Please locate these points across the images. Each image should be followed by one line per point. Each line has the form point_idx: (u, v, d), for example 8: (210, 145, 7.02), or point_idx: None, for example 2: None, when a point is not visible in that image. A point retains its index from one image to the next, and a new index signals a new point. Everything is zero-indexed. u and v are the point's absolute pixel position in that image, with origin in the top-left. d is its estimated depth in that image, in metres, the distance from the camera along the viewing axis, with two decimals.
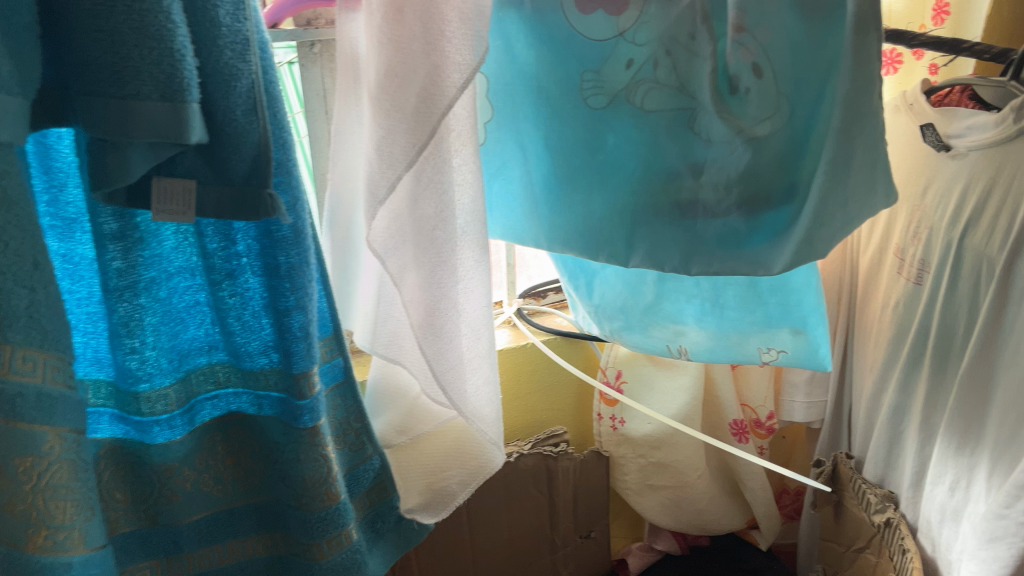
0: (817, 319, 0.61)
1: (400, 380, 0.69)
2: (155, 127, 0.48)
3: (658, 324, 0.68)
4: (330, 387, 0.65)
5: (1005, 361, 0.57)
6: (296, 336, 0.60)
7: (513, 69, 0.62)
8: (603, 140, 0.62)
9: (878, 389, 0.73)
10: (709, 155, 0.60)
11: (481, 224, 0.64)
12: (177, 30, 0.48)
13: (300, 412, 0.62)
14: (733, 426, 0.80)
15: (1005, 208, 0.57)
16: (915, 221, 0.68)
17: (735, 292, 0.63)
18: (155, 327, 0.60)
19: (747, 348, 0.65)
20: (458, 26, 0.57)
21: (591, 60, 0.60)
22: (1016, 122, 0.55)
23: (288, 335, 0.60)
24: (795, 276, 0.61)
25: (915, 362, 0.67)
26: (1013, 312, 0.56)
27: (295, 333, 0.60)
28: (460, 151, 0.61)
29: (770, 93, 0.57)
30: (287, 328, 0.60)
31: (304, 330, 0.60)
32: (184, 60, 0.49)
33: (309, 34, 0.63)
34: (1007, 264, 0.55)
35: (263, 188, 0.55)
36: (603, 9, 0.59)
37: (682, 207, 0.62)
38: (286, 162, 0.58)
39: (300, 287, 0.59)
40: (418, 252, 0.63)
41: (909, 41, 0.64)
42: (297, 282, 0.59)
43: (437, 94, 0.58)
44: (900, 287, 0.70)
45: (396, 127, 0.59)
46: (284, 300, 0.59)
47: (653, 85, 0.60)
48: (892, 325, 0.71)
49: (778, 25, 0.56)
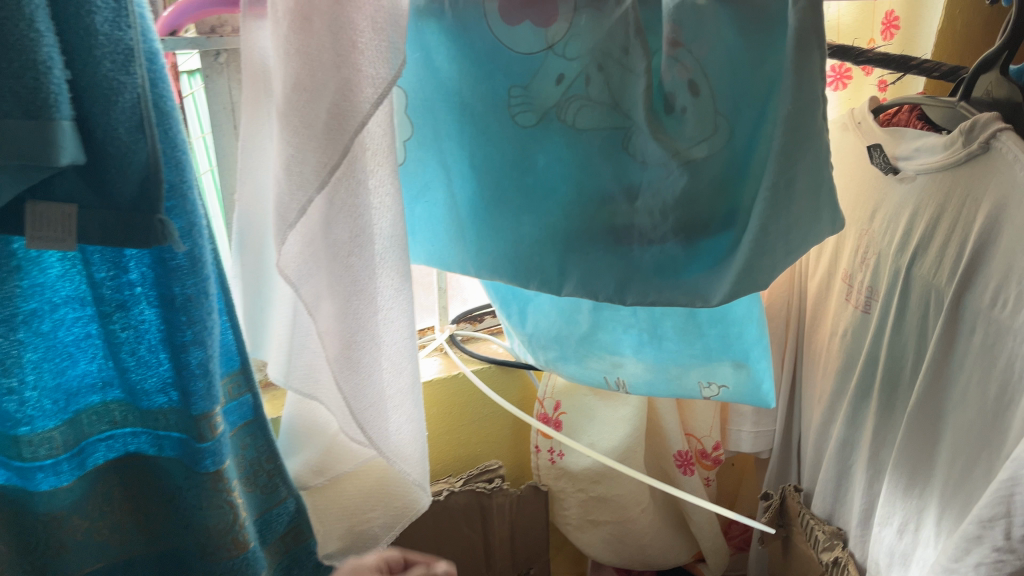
0: (759, 352, 0.57)
1: (317, 417, 0.64)
2: (17, 147, 0.43)
3: (594, 355, 0.64)
4: (237, 426, 0.60)
5: (954, 400, 0.54)
6: (194, 374, 0.55)
7: (436, 83, 0.58)
8: (532, 160, 0.58)
9: (826, 420, 0.70)
10: (644, 179, 0.56)
11: (402, 249, 0.58)
12: (42, 39, 0.43)
13: (200, 456, 0.57)
14: (677, 458, 0.77)
15: (954, 237, 0.53)
16: (863, 246, 0.64)
17: (674, 323, 0.59)
18: (36, 364, 0.54)
19: (687, 381, 0.61)
20: (372, 37, 0.53)
21: (519, 75, 0.56)
22: (966, 146, 0.52)
23: (186, 372, 0.55)
24: (735, 306, 0.57)
25: (862, 395, 0.64)
26: (962, 348, 0.53)
27: (192, 371, 0.55)
28: (376, 172, 0.56)
29: (708, 113, 0.54)
30: (185, 365, 0.55)
31: (203, 367, 0.55)
32: (51, 73, 0.43)
33: (212, 42, 0.58)
34: (956, 297, 0.52)
35: (155, 213, 0.50)
36: (530, 20, 0.55)
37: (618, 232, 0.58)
38: (181, 185, 0.52)
39: (197, 321, 0.54)
40: (333, 280, 0.58)
41: (856, 57, 0.61)
42: (195, 315, 0.54)
43: (349, 111, 0.53)
44: (848, 314, 0.66)
45: (305, 146, 0.55)
46: (179, 335, 0.54)
47: (585, 102, 0.56)
48: (839, 354, 0.67)
49: (715, 40, 0.53)
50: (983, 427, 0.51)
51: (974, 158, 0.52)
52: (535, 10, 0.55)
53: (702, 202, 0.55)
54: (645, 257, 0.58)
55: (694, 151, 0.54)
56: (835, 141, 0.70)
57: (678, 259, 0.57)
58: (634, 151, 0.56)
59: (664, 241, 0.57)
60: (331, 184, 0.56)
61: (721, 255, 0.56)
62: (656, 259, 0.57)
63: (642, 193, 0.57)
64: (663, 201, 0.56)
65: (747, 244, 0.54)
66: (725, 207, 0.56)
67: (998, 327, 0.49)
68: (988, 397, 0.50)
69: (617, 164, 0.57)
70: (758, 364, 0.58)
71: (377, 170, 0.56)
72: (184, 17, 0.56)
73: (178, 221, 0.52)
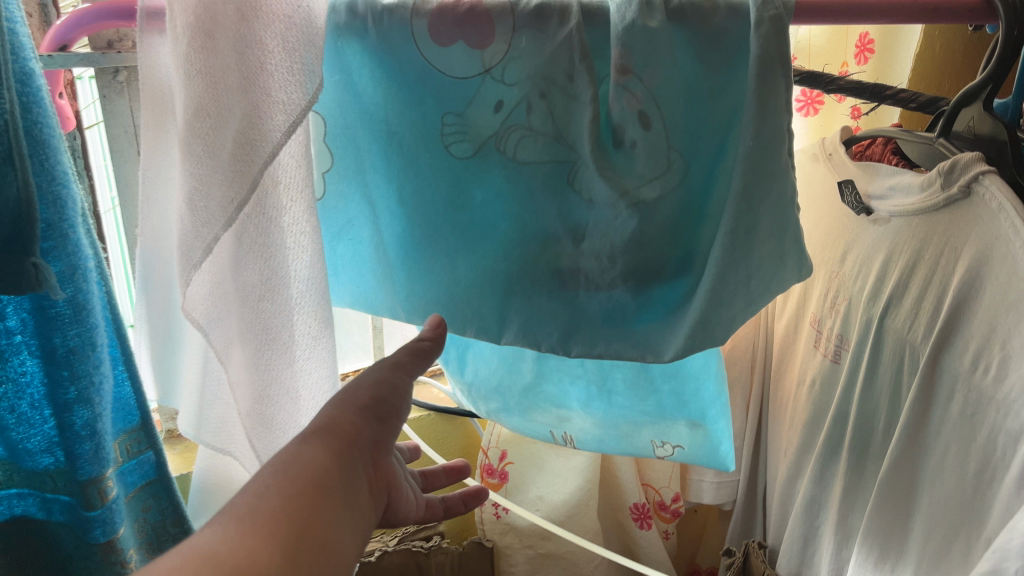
0: (717, 411, 0.53)
1: (231, 473, 0.58)
2: None
3: (539, 408, 0.58)
4: (136, 488, 0.54)
5: (930, 469, 0.49)
6: (79, 436, 0.48)
7: (359, 108, 0.52)
8: (469, 195, 0.53)
9: (793, 475, 0.64)
10: (590, 218, 0.51)
11: (322, 293, 0.52)
12: None
13: (89, 525, 0.50)
14: (633, 510, 0.72)
15: (931, 290, 0.48)
16: (833, 289, 0.59)
17: (624, 377, 0.54)
18: None
19: (639, 440, 0.56)
20: (282, 58, 0.46)
21: (452, 101, 0.51)
22: (944, 190, 0.47)
23: (69, 434, 0.48)
24: (691, 361, 0.52)
25: (831, 453, 0.59)
26: (940, 413, 0.47)
27: (76, 432, 0.48)
28: (290, 208, 0.50)
29: (660, 148, 0.48)
30: (67, 426, 0.48)
31: (90, 428, 0.48)
32: None
33: (107, 59, 0.51)
34: (934, 358, 0.47)
35: (29, 256, 0.43)
36: (464, 40, 0.49)
37: (563, 278, 0.53)
38: (59, 223, 0.46)
39: (82, 375, 0.48)
40: (244, 327, 0.52)
41: (826, 85, 0.55)
42: (79, 370, 0.47)
43: (257, 140, 0.47)
44: (817, 363, 0.61)
45: (210, 178, 0.48)
46: (60, 392, 0.47)
47: (526, 132, 0.50)
48: (807, 405, 0.62)
49: (669, 66, 0.47)
50: (962, 505, 0.45)
51: (954, 203, 0.47)
52: (469, 29, 0.49)
53: (653, 246, 0.50)
54: (592, 306, 0.52)
55: (646, 190, 0.49)
56: (806, 172, 0.65)
57: (629, 308, 0.52)
58: (578, 188, 0.51)
59: (614, 288, 0.52)
60: (241, 220, 0.49)
61: (676, 306, 0.51)
62: (604, 308, 0.52)
63: (589, 235, 0.51)
64: (610, 245, 0.50)
65: (703, 297, 0.49)
66: (680, 252, 0.50)
67: (979, 396, 0.44)
68: (967, 472, 0.45)
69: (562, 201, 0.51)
70: (715, 424, 0.53)
71: (293, 205, 0.50)
72: (76, 29, 0.49)
73: (57, 265, 0.46)
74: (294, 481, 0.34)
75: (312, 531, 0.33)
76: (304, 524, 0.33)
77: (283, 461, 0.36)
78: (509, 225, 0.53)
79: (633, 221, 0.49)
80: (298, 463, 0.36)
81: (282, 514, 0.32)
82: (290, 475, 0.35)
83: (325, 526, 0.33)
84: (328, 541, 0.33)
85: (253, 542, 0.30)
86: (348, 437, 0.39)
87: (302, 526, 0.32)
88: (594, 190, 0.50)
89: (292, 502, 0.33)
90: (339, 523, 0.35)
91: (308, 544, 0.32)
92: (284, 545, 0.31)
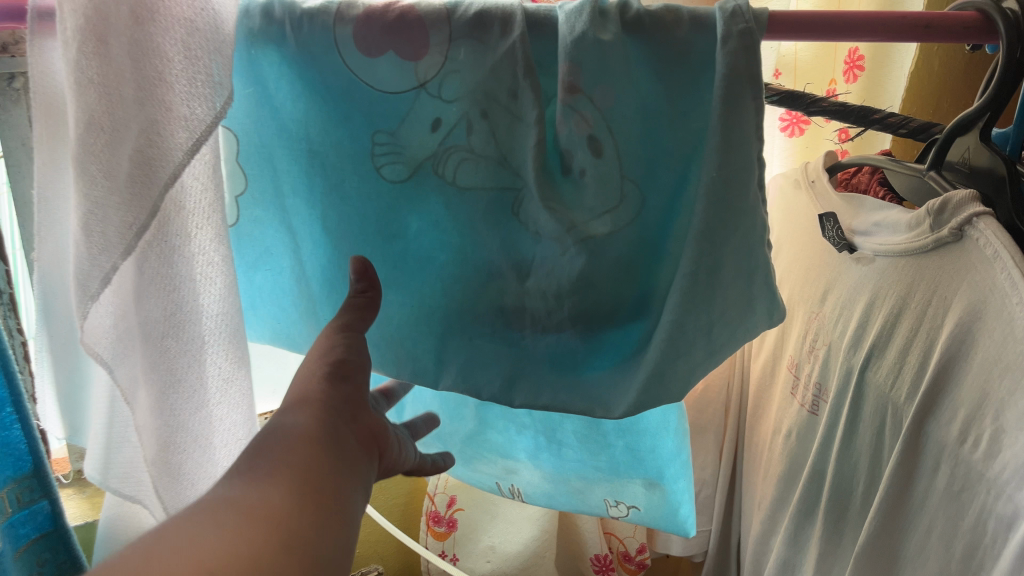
0: (676, 471, 0.48)
1: (141, 520, 0.52)
2: None
3: (484, 458, 0.53)
4: (27, 542, 0.48)
5: (912, 546, 0.43)
6: None
7: (278, 125, 0.47)
8: (403, 222, 0.47)
9: (766, 531, 0.59)
10: (537, 253, 0.45)
11: (235, 327, 0.48)
12: None
13: None
14: (596, 561, 0.67)
15: (917, 343, 0.43)
16: (812, 332, 0.54)
17: (576, 430, 0.49)
18: None
19: (591, 497, 0.51)
20: (185, 67, 0.41)
21: (384, 119, 0.45)
22: (934, 230, 0.42)
23: None
24: (648, 414, 0.47)
25: (806, 513, 0.53)
26: (925, 484, 0.42)
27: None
28: (200, 234, 0.45)
29: (612, 178, 0.42)
30: None
31: None
32: None
33: None
34: (917, 422, 0.41)
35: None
36: (395, 50, 0.43)
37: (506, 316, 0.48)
38: None
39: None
40: (148, 366, 0.46)
41: (808, 106, 0.50)
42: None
43: (158, 160, 0.41)
44: (793, 411, 0.55)
45: (104, 200, 0.42)
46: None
47: (467, 155, 0.45)
48: (782, 458, 0.57)
49: (624, 85, 0.41)
50: None
51: (944, 246, 0.41)
52: (400, 38, 0.43)
53: (600, 287, 0.45)
54: (535, 349, 0.48)
55: (594, 227, 0.43)
56: (787, 200, 0.59)
57: (578, 352, 0.48)
58: (521, 219, 0.45)
59: (560, 329, 0.47)
60: (144, 248, 0.44)
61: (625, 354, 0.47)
62: (548, 350, 0.48)
63: (530, 272, 0.46)
64: (554, 284, 0.45)
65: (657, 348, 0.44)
66: (631, 294, 0.46)
67: (968, 471, 0.38)
68: (953, 556, 0.39)
69: (505, 233, 0.46)
70: (674, 484, 0.48)
71: (204, 232, 0.45)
72: None
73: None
74: (300, 446, 0.34)
75: (327, 493, 0.32)
76: (318, 485, 0.32)
77: (266, 433, 0.34)
78: (445, 257, 0.47)
79: (580, 258, 0.44)
80: (298, 426, 0.35)
81: (296, 478, 0.31)
82: (274, 441, 0.34)
83: (338, 485, 0.33)
84: (344, 498, 0.32)
85: (259, 493, 0.30)
86: (323, 404, 0.37)
87: (316, 485, 0.32)
88: (535, 222, 0.44)
89: (291, 462, 0.32)
90: (348, 483, 0.34)
91: (324, 496, 0.31)
92: (300, 499, 0.30)
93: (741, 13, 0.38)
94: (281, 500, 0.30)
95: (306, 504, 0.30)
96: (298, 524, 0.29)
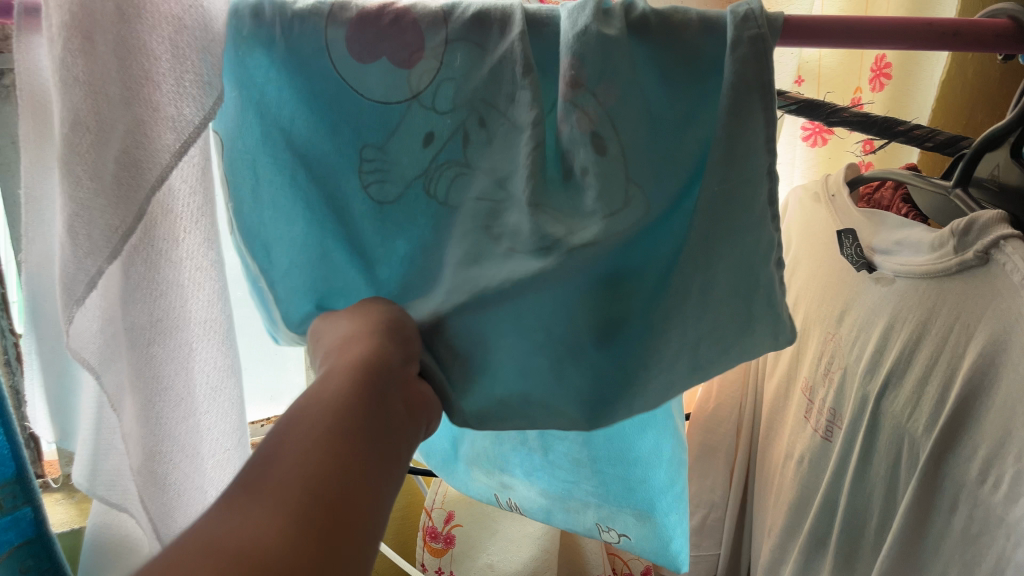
0: (668, 503, 0.49)
1: (126, 530, 0.51)
2: None
3: (482, 467, 0.53)
4: (10, 548, 0.47)
5: None
6: None
7: (263, 134, 0.44)
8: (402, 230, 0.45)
9: (776, 561, 0.56)
10: (504, 269, 0.40)
11: (222, 330, 0.47)
12: None
13: None
14: None
15: (937, 372, 0.40)
16: (828, 354, 0.51)
17: (572, 453, 0.50)
18: None
19: (584, 521, 0.51)
20: (171, 66, 0.39)
21: (373, 131, 0.43)
22: (958, 252, 0.39)
23: None
24: (642, 442, 0.48)
25: (817, 544, 0.51)
26: (938, 529, 0.39)
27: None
28: (187, 237, 0.43)
29: (616, 181, 0.39)
30: None
31: None
32: None
33: None
34: (934, 457, 0.39)
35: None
36: (386, 57, 0.41)
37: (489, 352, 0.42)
38: None
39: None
40: (133, 373, 0.44)
41: (828, 116, 0.47)
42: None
43: (143, 161, 0.40)
44: (806, 436, 0.53)
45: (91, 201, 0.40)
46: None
47: (461, 170, 0.43)
48: (794, 483, 0.54)
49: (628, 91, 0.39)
50: None
51: (968, 269, 0.38)
52: (395, 45, 0.41)
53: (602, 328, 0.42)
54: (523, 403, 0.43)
55: (591, 231, 0.39)
56: (806, 214, 0.57)
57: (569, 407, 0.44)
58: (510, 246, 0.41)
59: (560, 368, 0.42)
60: (133, 247, 0.42)
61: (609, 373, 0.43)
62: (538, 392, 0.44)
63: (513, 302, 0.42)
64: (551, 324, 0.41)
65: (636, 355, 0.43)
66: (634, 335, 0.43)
67: (987, 514, 0.35)
68: None
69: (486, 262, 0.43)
70: (666, 517, 0.49)
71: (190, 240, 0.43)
72: None
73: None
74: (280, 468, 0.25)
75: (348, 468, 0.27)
76: (327, 498, 0.25)
77: (309, 393, 0.30)
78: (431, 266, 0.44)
79: (584, 304, 0.41)
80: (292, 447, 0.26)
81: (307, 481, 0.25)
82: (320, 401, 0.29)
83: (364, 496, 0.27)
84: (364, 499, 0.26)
85: (300, 455, 0.26)
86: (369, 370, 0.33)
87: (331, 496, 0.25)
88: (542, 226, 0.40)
89: (336, 423, 0.28)
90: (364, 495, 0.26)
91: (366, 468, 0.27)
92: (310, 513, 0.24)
93: (753, 15, 0.36)
94: (282, 478, 0.25)
95: (303, 514, 0.24)
96: (296, 568, 0.22)
